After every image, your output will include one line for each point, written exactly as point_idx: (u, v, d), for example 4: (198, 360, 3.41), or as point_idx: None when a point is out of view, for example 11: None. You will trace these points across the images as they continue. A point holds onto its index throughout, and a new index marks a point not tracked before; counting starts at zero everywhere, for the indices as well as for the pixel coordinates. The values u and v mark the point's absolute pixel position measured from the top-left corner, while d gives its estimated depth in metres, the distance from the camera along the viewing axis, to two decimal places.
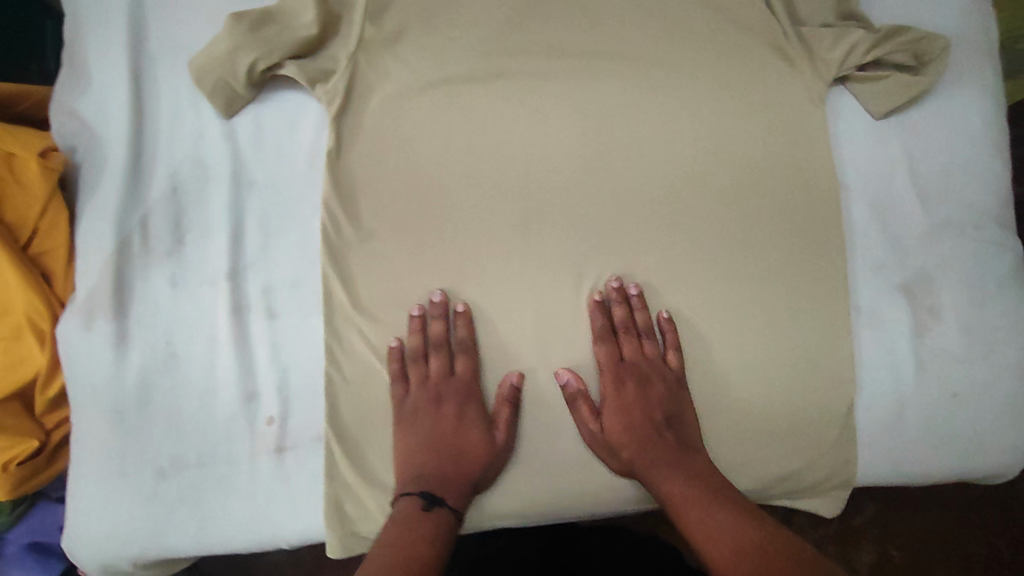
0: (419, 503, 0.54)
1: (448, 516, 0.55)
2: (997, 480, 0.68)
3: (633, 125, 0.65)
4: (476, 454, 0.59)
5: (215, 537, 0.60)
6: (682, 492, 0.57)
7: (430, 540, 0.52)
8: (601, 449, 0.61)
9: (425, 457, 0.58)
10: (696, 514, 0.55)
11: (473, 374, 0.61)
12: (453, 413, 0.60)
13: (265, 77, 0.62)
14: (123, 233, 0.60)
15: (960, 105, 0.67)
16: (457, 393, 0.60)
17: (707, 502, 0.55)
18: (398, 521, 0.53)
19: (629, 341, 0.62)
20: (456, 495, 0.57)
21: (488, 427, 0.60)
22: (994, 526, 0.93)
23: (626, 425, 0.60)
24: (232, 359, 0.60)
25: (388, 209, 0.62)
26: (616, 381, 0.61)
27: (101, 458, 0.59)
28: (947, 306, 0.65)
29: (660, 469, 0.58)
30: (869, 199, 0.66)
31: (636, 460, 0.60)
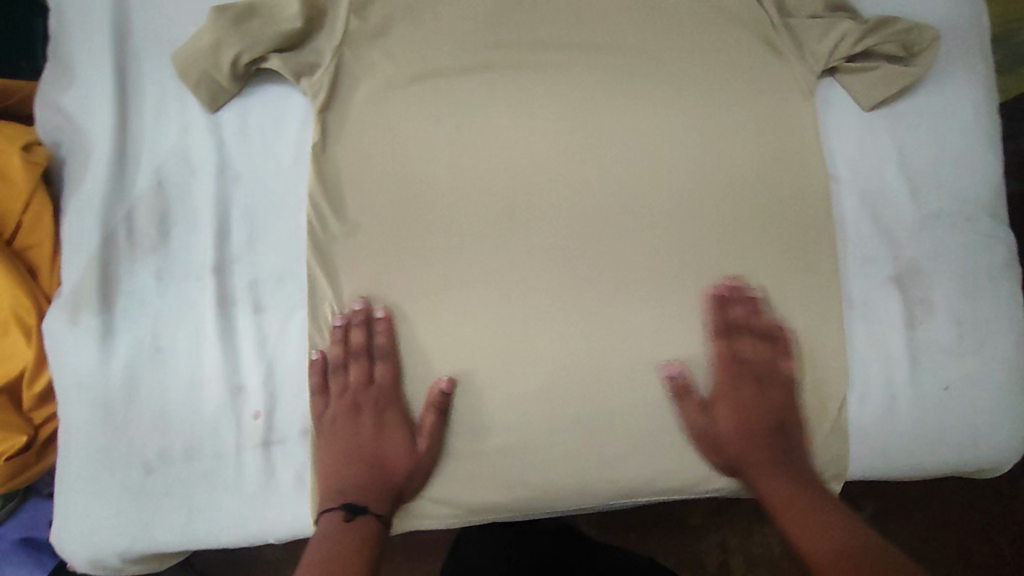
0: (340, 516, 0.57)
1: (371, 523, 0.57)
2: (990, 472, 0.67)
3: (621, 117, 0.64)
4: (397, 461, 0.59)
5: (202, 531, 0.60)
6: (784, 495, 0.59)
7: (352, 552, 0.55)
8: (704, 444, 0.61)
9: (350, 467, 0.59)
10: (786, 518, 0.57)
11: (394, 379, 0.60)
12: (375, 421, 0.60)
13: (249, 70, 0.62)
14: (108, 227, 0.60)
15: (950, 96, 0.66)
16: (376, 400, 0.60)
17: (813, 506, 0.57)
18: (318, 536, 0.56)
19: (751, 341, 0.62)
20: (380, 501, 0.59)
21: (410, 433, 0.60)
22: (994, 523, 0.92)
23: (744, 424, 0.61)
24: (218, 353, 0.60)
25: (374, 203, 0.62)
26: (732, 380, 0.62)
27: (87, 452, 0.59)
28: (939, 298, 0.65)
29: (763, 470, 0.60)
30: (860, 190, 0.65)
31: (743, 458, 0.61)
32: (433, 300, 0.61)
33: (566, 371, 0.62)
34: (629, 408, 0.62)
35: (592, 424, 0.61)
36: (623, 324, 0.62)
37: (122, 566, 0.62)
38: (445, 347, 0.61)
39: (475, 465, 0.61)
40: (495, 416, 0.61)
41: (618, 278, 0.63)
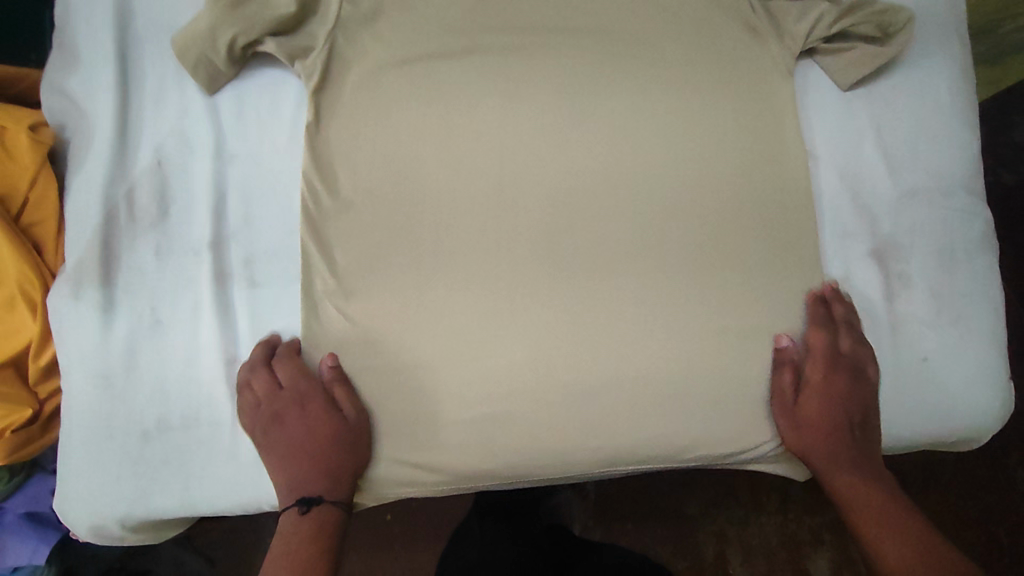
0: (295, 512, 0.59)
1: (331, 509, 0.60)
2: (974, 442, 0.69)
3: (605, 98, 0.66)
4: (328, 444, 0.60)
5: (199, 497, 0.62)
6: (861, 489, 0.63)
7: (317, 544, 0.59)
8: (784, 423, 0.64)
9: (293, 467, 0.61)
10: (888, 515, 0.61)
11: (299, 375, 0.61)
12: (296, 415, 0.61)
13: (245, 54, 0.64)
14: (109, 204, 0.62)
15: (927, 76, 0.68)
16: (290, 400, 0.61)
17: (883, 504, 0.62)
18: (280, 536, 0.59)
19: (849, 339, 0.64)
20: (334, 487, 0.60)
21: (334, 414, 0.61)
22: (994, 513, 1.06)
23: (833, 414, 0.63)
24: (215, 325, 0.62)
25: (366, 181, 0.64)
26: (828, 372, 0.63)
27: (89, 420, 0.61)
28: (917, 273, 0.66)
29: (838, 460, 0.63)
30: (839, 168, 0.67)
31: (816, 446, 0.64)
32: (421, 276, 0.64)
33: (551, 344, 0.64)
34: (613, 378, 0.64)
35: (576, 395, 0.63)
36: (606, 300, 0.64)
37: (121, 533, 0.64)
38: (435, 318, 0.63)
39: (463, 433, 0.63)
40: (482, 387, 0.63)
41: (603, 252, 0.65)
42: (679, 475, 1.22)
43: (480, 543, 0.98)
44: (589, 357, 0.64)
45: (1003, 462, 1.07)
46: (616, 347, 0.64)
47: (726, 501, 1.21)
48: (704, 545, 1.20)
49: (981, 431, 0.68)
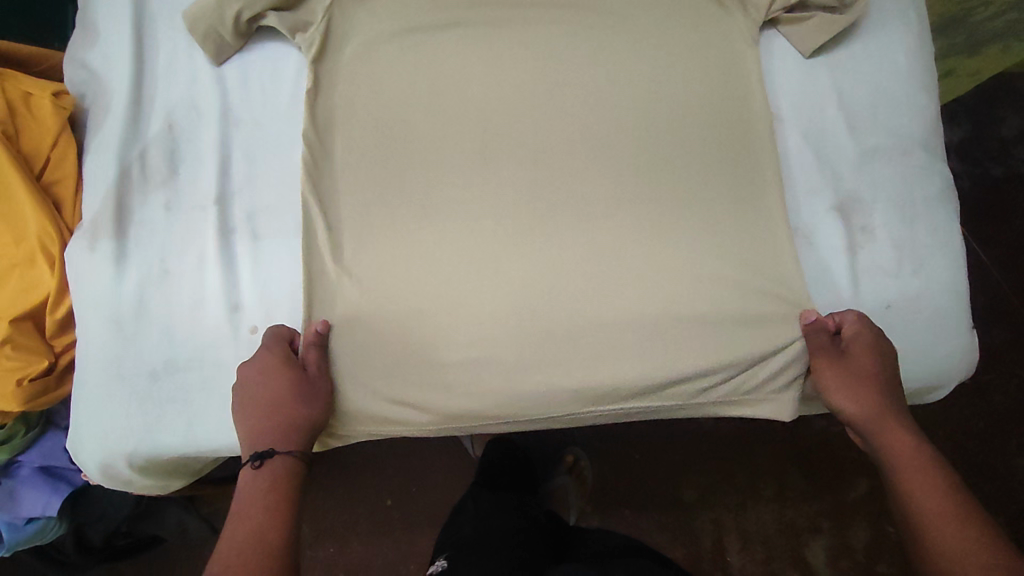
0: (250, 466, 0.60)
1: (285, 461, 0.61)
2: (926, 395, 0.73)
3: (582, 66, 0.71)
4: (284, 396, 0.63)
5: (201, 435, 0.65)
6: (909, 450, 0.62)
7: (274, 493, 0.59)
8: (832, 379, 0.65)
9: (253, 421, 0.62)
10: (930, 471, 0.60)
11: (272, 340, 0.65)
12: (256, 369, 0.63)
13: (250, 28, 0.70)
14: (123, 163, 0.68)
15: (884, 44, 0.73)
16: (258, 359, 0.64)
17: (927, 464, 0.61)
18: (237, 492, 0.59)
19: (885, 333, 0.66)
20: (284, 440, 0.62)
21: (297, 368, 0.64)
22: (993, 502, 1.11)
23: (883, 376, 0.65)
24: (219, 273, 0.67)
25: (360, 142, 0.69)
26: (867, 345, 0.65)
27: (102, 361, 0.66)
28: (879, 225, 0.70)
29: (886, 420, 0.64)
30: (803, 128, 0.72)
31: (864, 404, 0.64)
32: (412, 230, 0.68)
33: (532, 292, 0.68)
34: (591, 324, 0.67)
35: (558, 341, 0.67)
36: (583, 250, 0.68)
37: (128, 473, 0.68)
38: (424, 267, 0.68)
39: (451, 376, 0.67)
40: (468, 332, 0.67)
41: (581, 207, 0.69)
42: (680, 459, 1.21)
43: (473, 518, 0.98)
44: (567, 304, 0.68)
45: (1000, 452, 1.13)
46: (593, 293, 0.68)
47: (721, 488, 1.20)
48: (700, 531, 1.19)
49: (938, 382, 0.70)
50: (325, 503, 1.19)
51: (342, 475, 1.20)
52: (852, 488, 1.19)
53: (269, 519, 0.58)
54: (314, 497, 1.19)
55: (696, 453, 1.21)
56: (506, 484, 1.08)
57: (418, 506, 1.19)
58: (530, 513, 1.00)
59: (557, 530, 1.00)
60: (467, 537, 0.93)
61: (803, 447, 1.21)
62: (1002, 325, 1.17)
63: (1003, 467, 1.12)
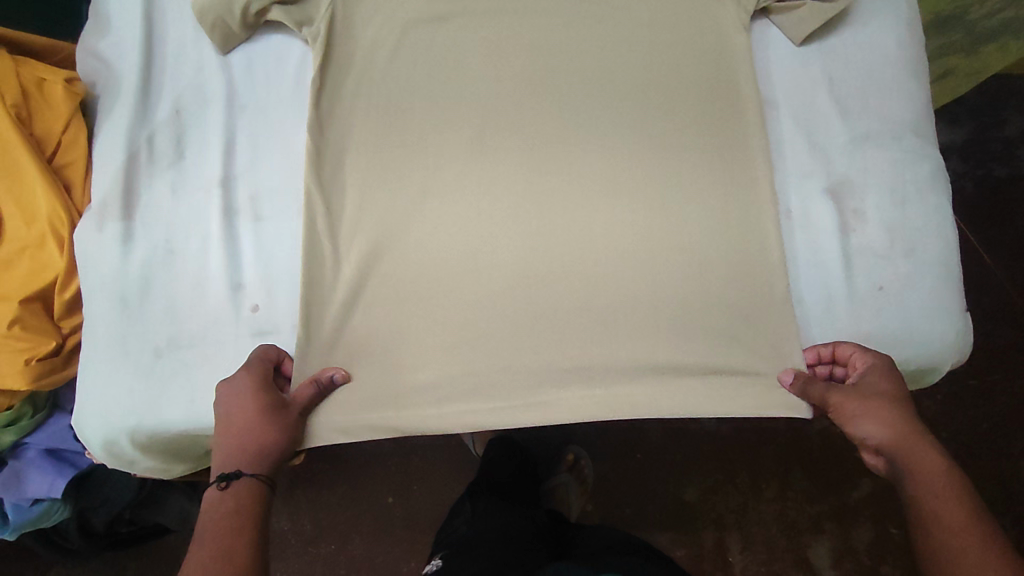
0: (215, 487, 0.59)
1: (251, 483, 0.59)
2: (921, 381, 0.72)
3: (578, 56, 0.73)
4: (252, 422, 0.61)
5: (201, 411, 0.66)
6: (934, 479, 0.58)
7: (236, 517, 0.57)
8: (854, 406, 0.62)
9: (223, 441, 0.61)
10: (958, 502, 0.56)
11: (256, 363, 0.64)
12: (233, 389, 0.62)
13: (258, 19, 0.72)
14: (132, 146, 0.71)
15: (873, 32, 0.74)
16: (238, 379, 0.63)
17: (955, 493, 0.56)
18: (201, 514, 0.58)
19: (886, 363, 0.64)
20: (253, 462, 0.60)
21: (273, 395, 0.63)
22: (999, 504, 1.10)
23: (902, 402, 0.62)
24: (222, 252, 0.69)
25: (361, 130, 0.71)
26: (877, 372, 0.63)
27: (108, 338, 0.68)
28: (870, 209, 0.70)
29: (914, 446, 0.60)
30: (793, 114, 0.73)
31: (887, 432, 0.61)
32: (411, 215, 0.70)
33: (528, 274, 0.69)
34: (586, 306, 0.68)
35: (553, 323, 0.68)
36: (577, 235, 0.70)
37: (131, 452, 0.69)
38: (423, 252, 0.69)
39: (446, 355, 0.68)
40: (464, 314, 0.68)
41: (575, 191, 0.70)
42: (682, 458, 1.20)
43: (470, 518, 0.97)
44: (562, 288, 0.69)
45: (1005, 453, 1.12)
46: (589, 277, 0.69)
47: (723, 488, 1.19)
48: (702, 533, 1.18)
49: (930, 368, 0.70)
50: (327, 499, 1.20)
51: (344, 471, 1.21)
52: (854, 489, 1.18)
53: (235, 541, 0.55)
54: (316, 493, 1.20)
55: (699, 454, 1.20)
56: (509, 483, 1.06)
57: (420, 503, 1.19)
58: (533, 512, 1.00)
59: (555, 530, 0.98)
60: (465, 536, 0.92)
61: (804, 448, 1.19)
62: (1006, 325, 1.16)
63: (1006, 468, 1.11)
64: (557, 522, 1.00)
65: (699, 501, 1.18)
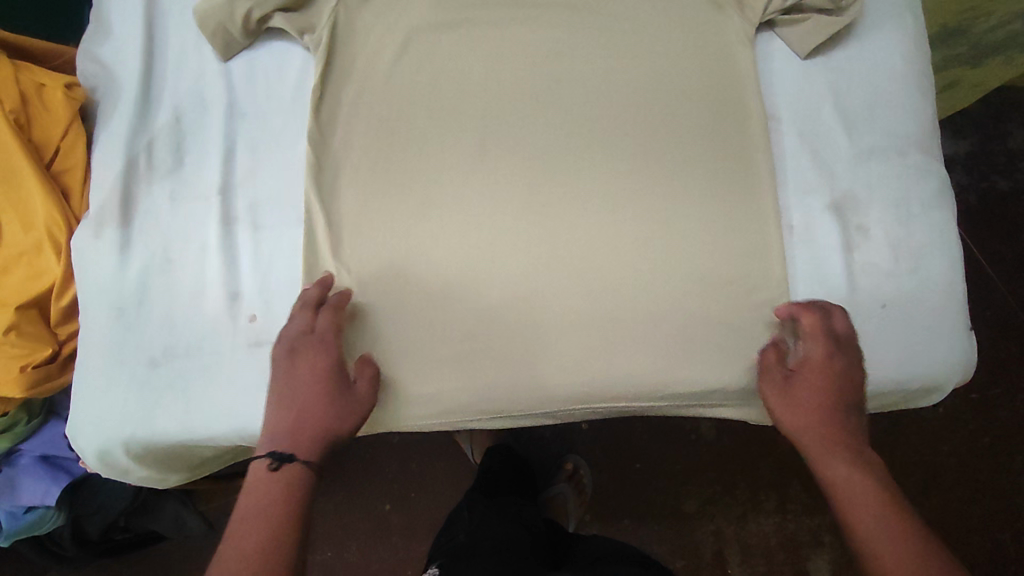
0: (267, 466, 0.57)
1: (302, 469, 0.58)
2: (920, 401, 0.72)
3: (581, 67, 0.73)
4: (322, 404, 0.62)
5: (198, 421, 0.66)
6: (849, 481, 0.59)
7: (284, 505, 0.56)
8: (780, 402, 0.65)
9: (284, 414, 0.61)
10: (874, 501, 0.57)
11: (331, 334, 0.64)
12: (307, 362, 0.63)
13: (260, 27, 0.72)
14: (131, 152, 0.70)
15: (879, 47, 0.73)
16: (314, 346, 0.63)
17: (880, 496, 0.57)
18: (251, 492, 0.56)
19: (823, 349, 0.64)
20: (308, 447, 0.60)
21: (343, 380, 0.64)
22: (998, 519, 1.09)
23: (831, 394, 0.63)
24: (220, 262, 0.68)
25: (361, 139, 0.71)
26: (823, 349, 0.64)
27: (105, 347, 0.67)
28: (875, 225, 0.69)
29: (831, 445, 0.61)
30: (797, 128, 0.72)
31: (817, 425, 0.62)
32: (410, 227, 0.69)
33: (527, 285, 0.68)
34: (585, 319, 0.68)
35: (552, 336, 0.67)
36: (578, 247, 0.69)
37: (126, 461, 0.69)
38: (421, 262, 0.68)
39: (443, 369, 0.67)
40: (461, 327, 0.67)
41: (577, 201, 0.70)
42: (681, 469, 1.19)
43: (467, 526, 0.95)
44: (562, 300, 0.68)
45: (1006, 468, 1.11)
46: (588, 290, 0.68)
47: (722, 500, 1.18)
48: (700, 543, 1.17)
49: (929, 389, 0.69)
50: (324, 506, 1.19)
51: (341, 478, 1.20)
52: None
53: (279, 532, 0.54)
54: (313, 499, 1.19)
55: (699, 465, 1.19)
56: (505, 489, 1.06)
57: (416, 512, 1.18)
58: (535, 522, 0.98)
59: (552, 539, 0.97)
60: (460, 545, 0.91)
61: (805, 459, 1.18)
62: (1009, 339, 1.15)
63: (1007, 484, 1.10)
64: (557, 532, 1.00)
65: (699, 513, 1.18)
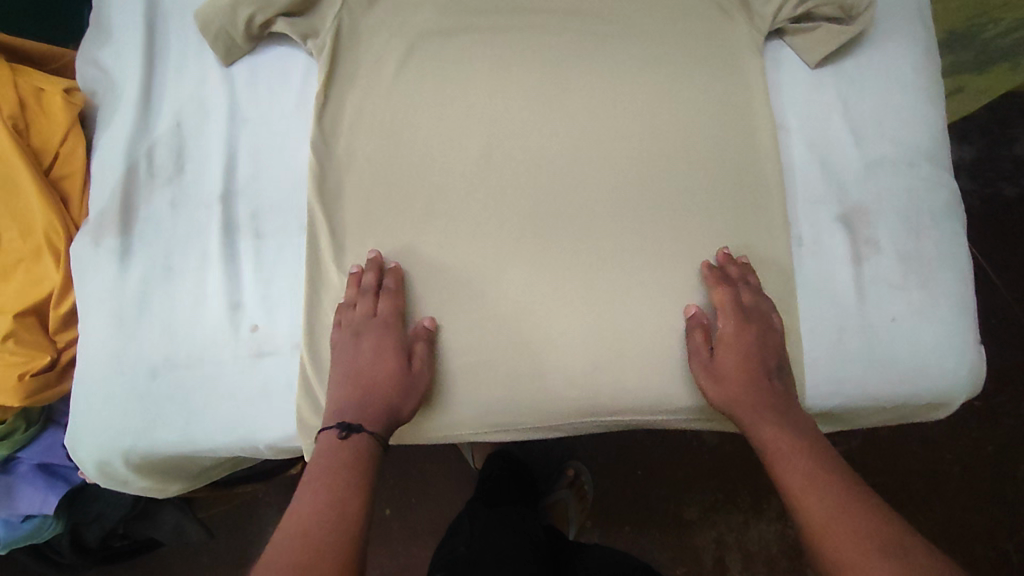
0: (336, 434, 0.60)
1: (369, 440, 0.60)
2: (930, 415, 0.71)
3: (587, 74, 0.72)
4: (385, 383, 0.63)
5: (199, 432, 0.65)
6: (783, 445, 0.62)
7: (354, 471, 0.58)
8: (708, 380, 0.65)
9: (347, 390, 0.63)
10: (808, 463, 0.60)
11: (393, 316, 0.65)
12: (371, 345, 0.64)
13: (263, 32, 0.71)
14: (131, 159, 0.69)
15: (890, 56, 0.72)
16: (376, 329, 0.65)
17: (813, 455, 0.61)
18: (322, 456, 0.59)
19: (736, 323, 0.65)
20: (373, 420, 0.62)
21: (403, 360, 0.64)
22: (1001, 528, 1.09)
23: (751, 364, 0.65)
24: (221, 271, 0.67)
25: (364, 147, 0.70)
26: (737, 321, 0.65)
27: (105, 356, 0.66)
28: (884, 237, 0.68)
29: (760, 414, 0.64)
30: (807, 138, 0.71)
31: (744, 397, 0.64)
32: (414, 235, 0.68)
33: (532, 295, 0.67)
34: (591, 331, 0.66)
35: (557, 348, 0.66)
36: (584, 257, 0.68)
37: (125, 471, 0.68)
38: (424, 272, 0.68)
39: (446, 381, 0.66)
40: (464, 338, 0.66)
41: (583, 211, 0.69)
42: (682, 474, 1.18)
43: (468, 538, 0.95)
44: (567, 310, 0.67)
45: (1010, 476, 1.10)
46: (593, 301, 0.67)
47: (723, 505, 1.17)
48: (701, 550, 1.16)
49: (940, 403, 0.69)
50: None
51: None
52: None
53: (348, 494, 0.56)
54: None
55: (701, 471, 1.18)
56: (506, 498, 1.05)
57: (417, 517, 1.17)
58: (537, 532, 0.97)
59: (553, 548, 0.95)
60: (461, 556, 0.90)
61: None
62: (1013, 347, 1.15)
63: (1011, 492, 1.09)
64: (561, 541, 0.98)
65: (701, 519, 1.17)
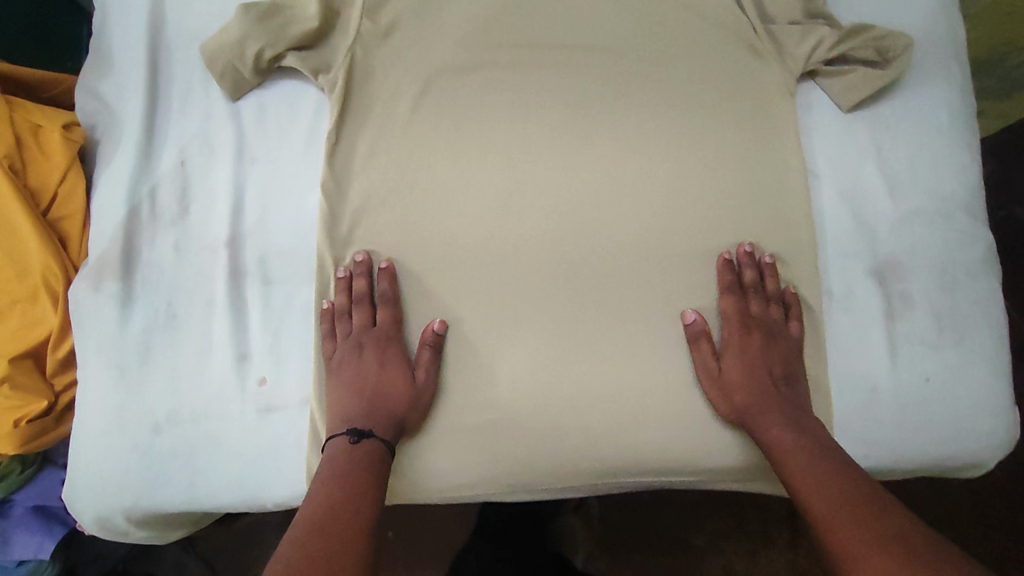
0: (347, 439, 0.59)
1: (379, 445, 0.59)
2: (962, 474, 0.68)
3: (611, 114, 0.69)
4: (392, 392, 0.62)
5: (204, 490, 0.63)
6: (793, 446, 0.59)
7: (365, 472, 0.57)
8: (714, 387, 0.63)
9: (350, 401, 0.62)
10: (819, 463, 0.58)
11: (394, 324, 0.64)
12: (373, 354, 0.63)
13: (272, 66, 0.68)
14: (133, 201, 0.66)
15: (925, 100, 0.70)
16: (376, 340, 0.64)
17: (824, 456, 0.58)
18: (331, 461, 0.57)
19: (738, 327, 0.65)
20: (382, 427, 0.60)
21: (408, 370, 0.63)
22: None
23: (757, 367, 0.64)
24: (227, 320, 0.64)
25: (377, 189, 0.67)
26: (743, 328, 0.65)
27: (105, 409, 0.64)
28: (918, 293, 0.66)
29: (769, 416, 0.62)
30: (838, 186, 0.68)
31: (752, 401, 0.62)
32: (429, 284, 0.65)
33: (551, 348, 0.64)
34: (613, 389, 0.64)
35: (577, 405, 0.63)
36: (606, 310, 0.65)
37: (127, 526, 0.65)
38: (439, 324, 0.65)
39: (462, 440, 0.63)
40: (481, 394, 0.64)
41: (605, 261, 0.66)
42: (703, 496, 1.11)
43: None
44: (588, 365, 0.64)
45: None
46: (615, 356, 0.64)
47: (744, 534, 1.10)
48: None
49: (973, 464, 0.66)
50: None
51: None
52: None
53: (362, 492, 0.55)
54: None
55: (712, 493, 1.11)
56: (515, 534, 1.01)
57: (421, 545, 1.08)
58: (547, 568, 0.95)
59: None
60: None
61: None
62: None
63: None
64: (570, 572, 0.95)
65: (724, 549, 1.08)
